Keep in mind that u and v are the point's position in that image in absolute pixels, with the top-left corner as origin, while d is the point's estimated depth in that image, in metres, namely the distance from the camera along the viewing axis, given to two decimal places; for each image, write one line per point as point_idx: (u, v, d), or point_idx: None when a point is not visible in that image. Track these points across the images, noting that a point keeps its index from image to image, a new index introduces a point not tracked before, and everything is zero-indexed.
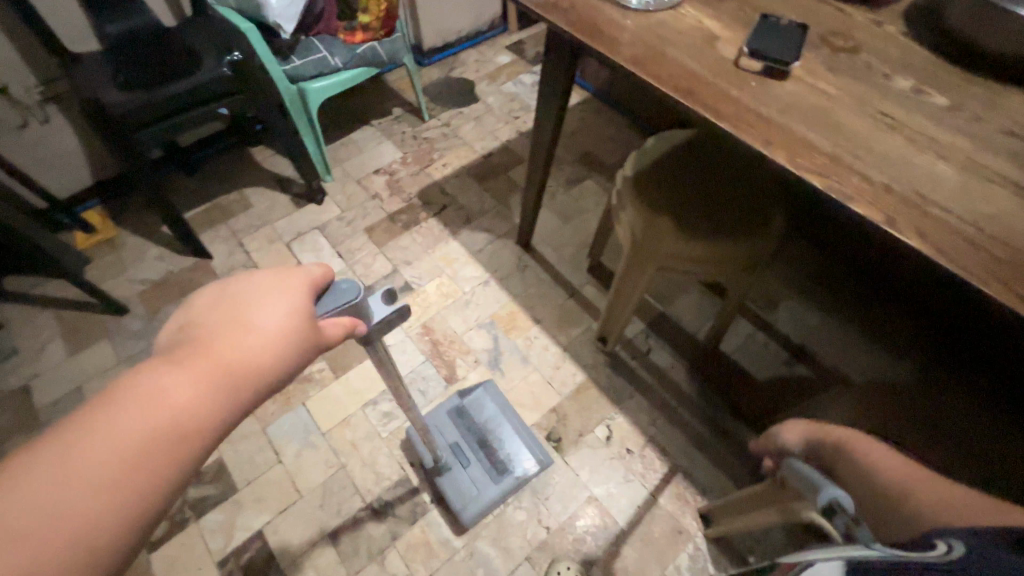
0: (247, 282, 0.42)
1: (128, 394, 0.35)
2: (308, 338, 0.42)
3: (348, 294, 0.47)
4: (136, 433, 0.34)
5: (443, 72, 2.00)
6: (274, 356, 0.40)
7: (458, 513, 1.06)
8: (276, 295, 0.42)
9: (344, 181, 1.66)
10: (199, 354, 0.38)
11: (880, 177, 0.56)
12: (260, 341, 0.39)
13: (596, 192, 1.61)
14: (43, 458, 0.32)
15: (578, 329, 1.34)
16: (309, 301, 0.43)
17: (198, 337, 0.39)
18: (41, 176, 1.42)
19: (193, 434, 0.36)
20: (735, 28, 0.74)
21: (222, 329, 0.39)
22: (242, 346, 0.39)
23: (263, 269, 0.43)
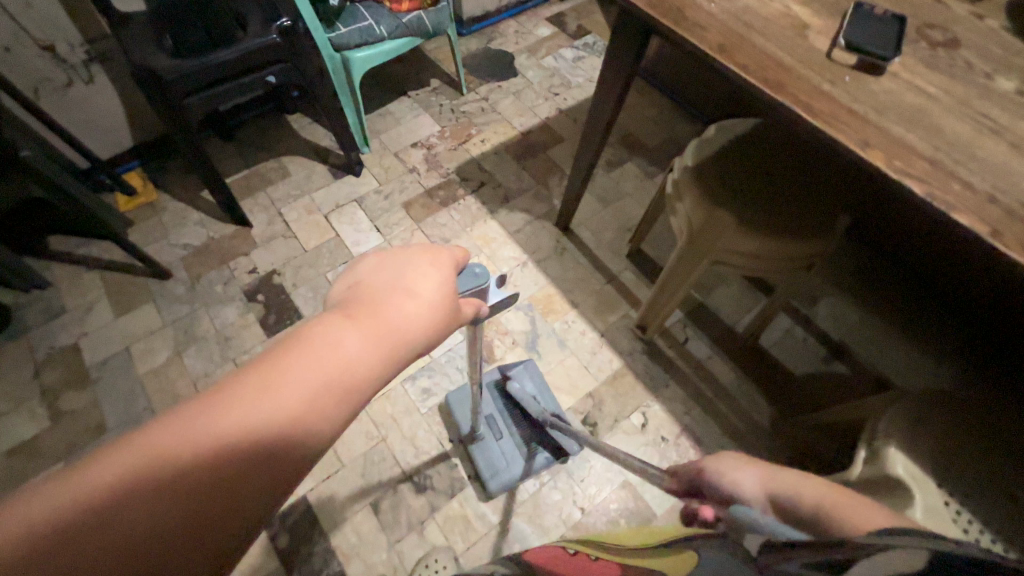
0: (405, 253, 0.43)
1: (303, 342, 0.35)
2: (452, 313, 0.42)
3: (480, 277, 0.50)
4: (312, 379, 0.33)
5: (482, 42, 1.94)
6: (428, 324, 0.40)
7: (485, 481, 1.09)
8: (430, 270, 0.43)
9: (382, 154, 1.65)
10: (368, 310, 0.38)
11: (983, 185, 0.54)
12: (420, 305, 0.40)
13: (637, 176, 1.58)
14: (237, 387, 0.32)
15: (616, 315, 1.34)
16: (454, 277, 0.44)
17: (368, 297, 0.39)
18: (84, 136, 1.42)
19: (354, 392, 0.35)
20: (827, 17, 0.70)
21: (389, 294, 0.40)
22: (406, 311, 0.39)
23: (420, 245, 0.44)
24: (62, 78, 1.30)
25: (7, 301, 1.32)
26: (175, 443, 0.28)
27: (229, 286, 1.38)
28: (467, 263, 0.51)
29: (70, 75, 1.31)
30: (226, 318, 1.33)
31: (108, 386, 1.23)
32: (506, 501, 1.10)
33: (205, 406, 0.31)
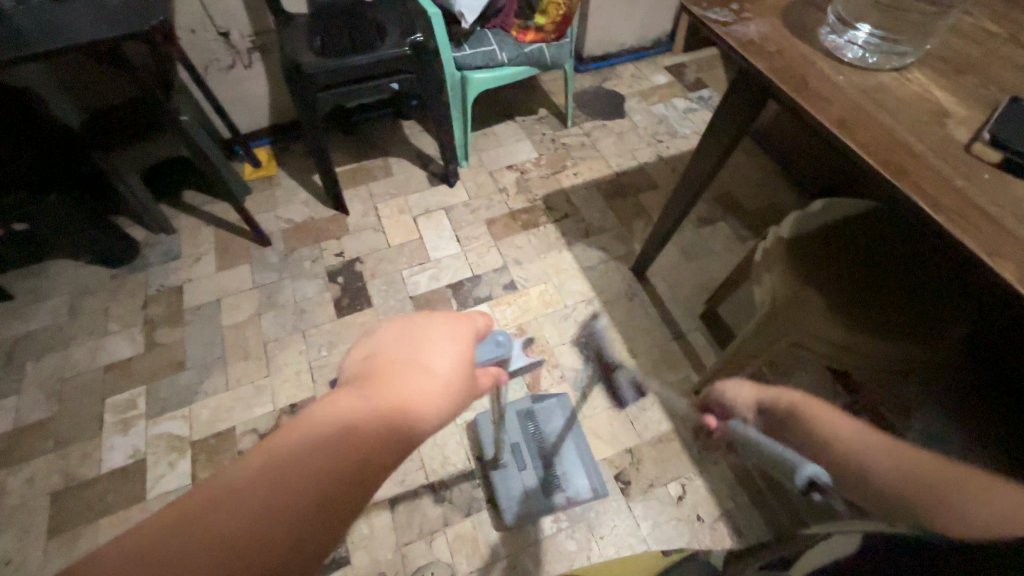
0: (425, 322, 0.46)
1: (321, 417, 0.37)
2: (466, 385, 0.44)
3: (502, 345, 0.53)
4: (327, 457, 0.35)
5: (596, 81, 1.99)
6: (441, 398, 0.42)
7: (502, 510, 1.08)
8: (447, 342, 0.45)
9: (478, 170, 1.72)
10: (381, 386, 0.40)
11: None
12: (433, 380, 0.42)
13: (727, 237, 1.51)
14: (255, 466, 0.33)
15: (674, 375, 1.27)
16: (471, 348, 0.46)
17: (383, 371, 0.41)
18: (232, 111, 1.63)
19: (368, 467, 0.36)
20: (974, 108, 0.64)
21: (405, 367, 0.42)
22: (419, 385, 0.41)
23: (440, 315, 0.47)
24: (228, 61, 1.52)
25: (140, 238, 1.53)
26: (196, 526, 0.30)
27: (315, 263, 1.50)
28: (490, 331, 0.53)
29: (235, 59, 1.52)
30: (306, 292, 1.44)
31: (197, 330, 1.37)
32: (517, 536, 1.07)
33: (226, 489, 0.32)
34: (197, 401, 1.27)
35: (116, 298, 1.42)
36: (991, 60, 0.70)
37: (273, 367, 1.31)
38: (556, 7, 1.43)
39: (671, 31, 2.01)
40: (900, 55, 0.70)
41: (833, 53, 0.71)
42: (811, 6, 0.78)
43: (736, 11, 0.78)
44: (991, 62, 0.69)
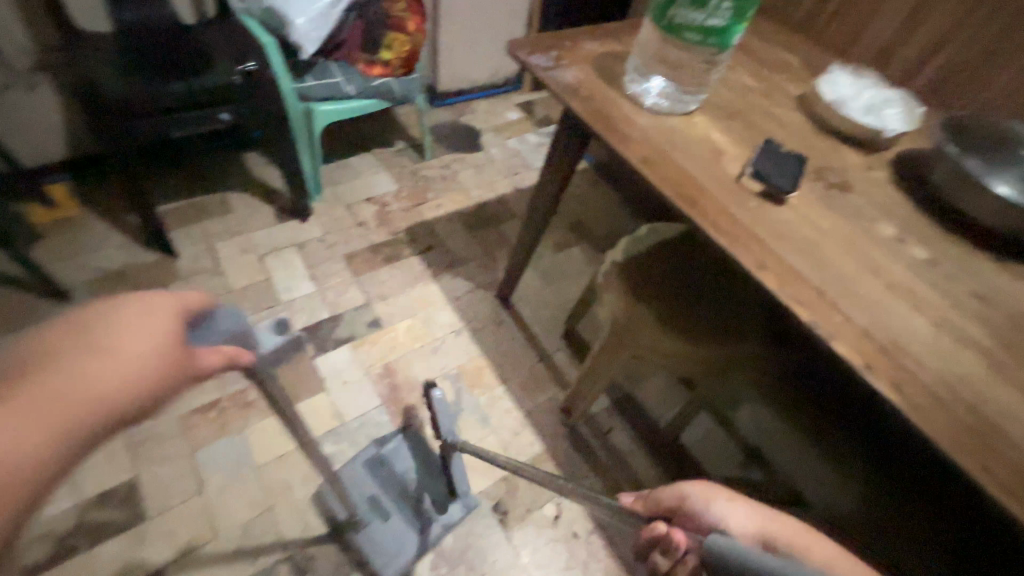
0: (115, 302, 0.38)
1: None
2: (176, 362, 0.39)
3: (232, 325, 0.50)
4: None
5: (452, 115, 2.04)
6: (132, 384, 0.36)
7: (377, 569, 1.00)
8: (144, 321, 0.38)
9: (334, 204, 1.64)
10: (37, 381, 0.33)
11: (862, 321, 0.58)
12: (118, 363, 0.36)
13: (581, 260, 1.63)
14: None
15: (543, 397, 1.31)
16: (179, 323, 0.40)
17: (39, 363, 0.34)
18: (10, 141, 1.34)
19: (27, 476, 0.32)
20: (741, 148, 0.77)
21: (74, 353, 0.35)
22: (96, 376, 0.35)
23: (143, 290, 0.39)
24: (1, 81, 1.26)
25: None
26: None
27: None
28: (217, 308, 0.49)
29: (11, 80, 1.26)
30: None
31: None
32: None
33: None
34: None
35: None
36: (751, 109, 0.86)
37: None
38: (402, 44, 1.46)
39: (519, 72, 2.16)
40: (686, 103, 0.83)
41: (635, 99, 0.81)
42: (616, 58, 0.89)
43: (555, 58, 0.86)
44: (751, 111, 0.86)
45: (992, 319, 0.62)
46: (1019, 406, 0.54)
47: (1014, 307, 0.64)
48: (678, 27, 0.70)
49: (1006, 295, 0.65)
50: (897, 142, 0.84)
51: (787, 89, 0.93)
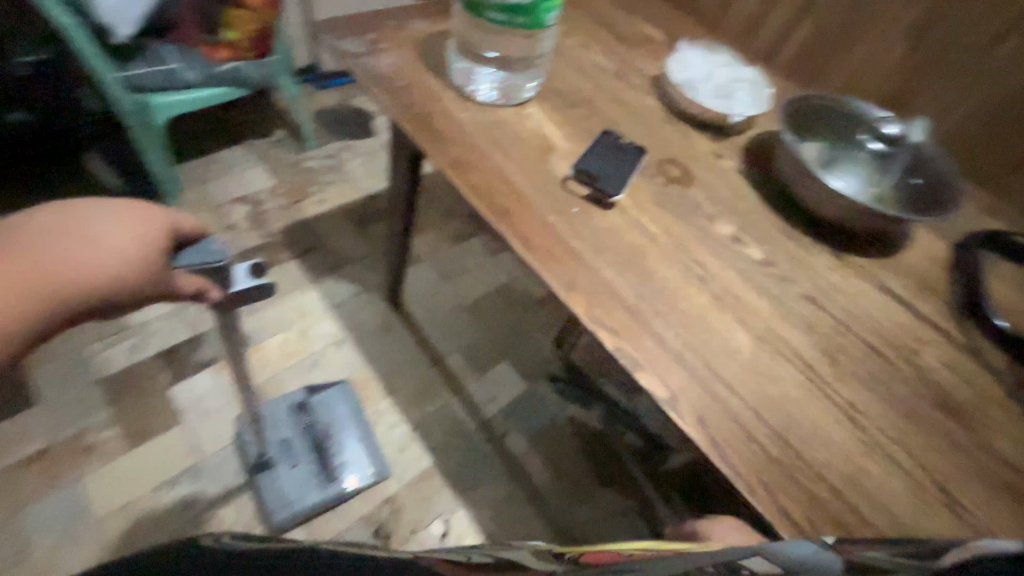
0: (96, 211, 0.40)
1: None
2: (138, 278, 0.40)
3: (217, 254, 0.45)
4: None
5: (343, 98, 1.85)
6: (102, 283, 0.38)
7: (272, 513, 1.01)
8: (121, 222, 0.40)
9: (197, 208, 1.45)
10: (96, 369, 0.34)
11: (675, 343, 0.52)
12: (84, 258, 0.38)
13: (481, 251, 1.54)
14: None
15: (434, 405, 1.24)
16: (151, 230, 0.41)
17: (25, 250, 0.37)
18: None
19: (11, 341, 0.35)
20: (576, 140, 0.69)
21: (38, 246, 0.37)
22: (64, 260, 0.37)
23: (112, 200, 0.40)
24: None
25: None
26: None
27: None
28: (202, 237, 0.46)
29: None
30: None
31: None
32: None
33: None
34: None
35: None
36: (597, 95, 0.78)
37: None
38: (248, 21, 1.25)
39: None
40: (521, 92, 0.74)
41: (462, 90, 0.71)
42: (448, 39, 0.78)
43: (371, 42, 0.74)
44: (598, 98, 0.77)
45: (820, 323, 0.58)
46: (833, 427, 0.50)
47: (845, 306, 0.61)
48: (481, 5, 0.60)
49: (839, 293, 0.62)
50: (750, 126, 0.79)
51: (641, 67, 0.85)
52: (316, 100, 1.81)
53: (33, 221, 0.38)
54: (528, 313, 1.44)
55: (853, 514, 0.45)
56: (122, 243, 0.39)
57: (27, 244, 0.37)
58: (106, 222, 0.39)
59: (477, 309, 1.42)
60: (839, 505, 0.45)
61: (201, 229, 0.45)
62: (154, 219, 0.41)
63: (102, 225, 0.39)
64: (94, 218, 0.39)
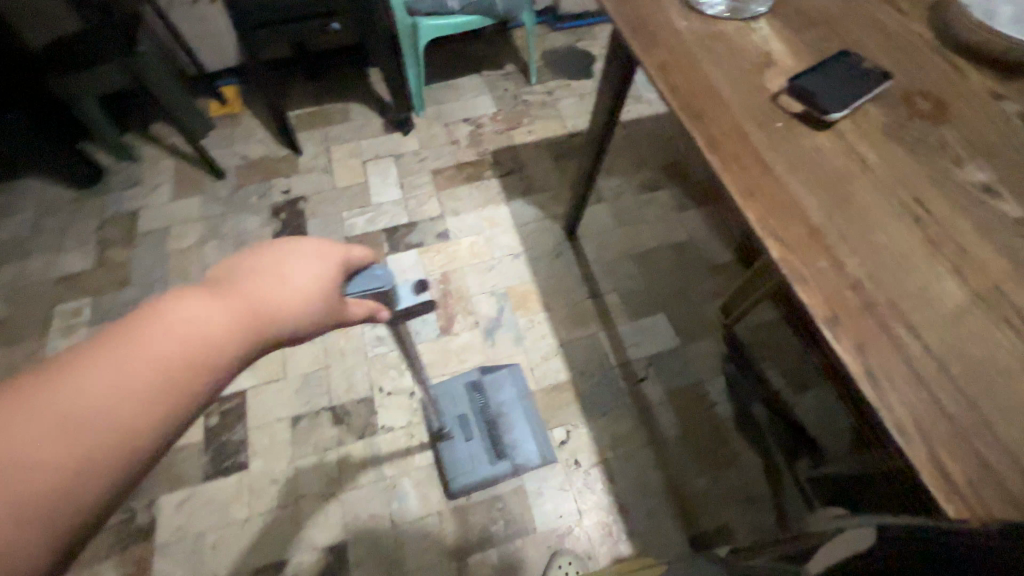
0: (278, 247, 0.41)
1: (156, 314, 0.33)
2: (319, 306, 0.41)
3: (379, 280, 0.50)
4: (170, 352, 0.32)
5: (570, 40, 1.93)
6: (298, 310, 0.39)
7: (450, 480, 1.10)
8: (305, 257, 0.42)
9: (433, 122, 1.73)
10: (231, 290, 0.37)
11: (857, 272, 0.47)
12: (284, 289, 0.39)
13: (667, 203, 1.51)
14: (153, 323, 0.33)
15: (583, 331, 1.30)
16: (328, 264, 0.43)
17: (229, 280, 0.38)
18: (198, 48, 1.68)
19: (187, 374, 0.33)
20: (802, 60, 0.64)
21: (247, 278, 0.38)
22: (271, 294, 0.38)
23: (298, 237, 0.42)
24: None
25: (106, 164, 1.63)
26: (173, 326, 0.33)
27: (262, 199, 1.56)
28: (372, 264, 0.50)
29: None
30: (249, 226, 1.51)
31: (143, 256, 1.46)
32: (397, 437, 1.17)
33: (132, 334, 0.32)
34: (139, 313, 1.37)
35: (76, 216, 1.54)
36: (847, 15, 0.69)
37: None
38: None
39: None
40: (752, 8, 0.70)
41: (689, 1, 0.71)
42: None
43: None
44: (847, 19, 0.68)
45: None
46: None
47: None
48: None
49: None
50: None
51: None
52: (547, 40, 1.94)
53: (243, 262, 0.40)
54: (700, 274, 1.38)
55: None
56: (311, 279, 0.41)
57: (246, 280, 0.38)
58: (308, 259, 0.41)
59: (647, 257, 1.42)
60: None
61: (365, 257, 0.49)
62: (336, 258, 0.44)
63: (294, 265, 0.40)
64: (291, 254, 0.41)
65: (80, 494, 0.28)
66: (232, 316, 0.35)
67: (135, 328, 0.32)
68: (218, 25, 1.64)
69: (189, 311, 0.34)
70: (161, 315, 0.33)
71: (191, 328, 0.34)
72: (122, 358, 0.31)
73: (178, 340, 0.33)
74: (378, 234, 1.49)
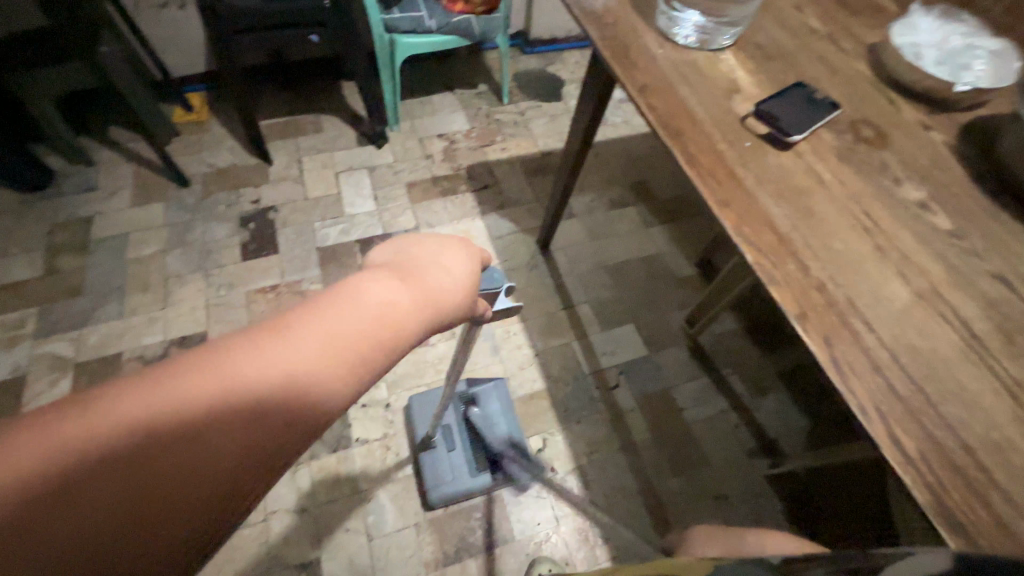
0: (440, 240, 0.43)
1: (353, 287, 0.34)
2: (471, 301, 0.42)
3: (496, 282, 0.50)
4: (371, 323, 0.33)
5: (541, 64, 2.02)
6: (459, 302, 0.40)
7: (427, 491, 1.08)
8: (463, 254, 0.43)
9: (407, 136, 1.75)
10: (411, 274, 0.38)
11: (820, 274, 0.53)
12: (451, 280, 0.40)
13: (635, 220, 1.58)
14: (354, 295, 0.34)
15: (557, 341, 1.34)
16: (478, 265, 0.44)
17: (407, 265, 0.39)
18: (164, 53, 1.64)
19: (380, 348, 0.33)
20: (764, 88, 0.71)
21: (422, 266, 0.39)
22: (441, 283, 0.39)
23: (456, 236, 0.44)
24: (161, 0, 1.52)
25: (58, 167, 1.55)
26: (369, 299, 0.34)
27: (230, 208, 1.52)
28: (489, 266, 0.50)
29: None
30: (216, 235, 1.47)
31: (98, 263, 1.39)
32: (373, 449, 1.15)
33: (334, 302, 0.33)
34: (91, 323, 1.29)
35: (22, 220, 1.44)
36: (801, 51, 0.77)
37: (169, 301, 1.34)
38: None
39: None
40: (719, 40, 0.77)
41: (663, 31, 0.77)
42: None
43: None
44: (801, 55, 0.77)
45: (1004, 302, 0.53)
46: (983, 393, 0.47)
47: None
48: None
49: None
50: (977, 103, 0.71)
51: (859, 33, 0.81)
52: (518, 63, 2.01)
53: (414, 252, 0.41)
54: (666, 287, 1.45)
55: (982, 472, 0.42)
56: (467, 274, 0.41)
57: (420, 269, 0.39)
58: (462, 259, 0.42)
59: (617, 271, 1.48)
60: (967, 459, 0.43)
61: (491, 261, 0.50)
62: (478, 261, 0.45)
63: (454, 259, 0.41)
64: (447, 249, 0.42)
65: (280, 452, 0.28)
66: (417, 298, 0.36)
67: (340, 298, 0.33)
68: (187, 31, 1.62)
69: (378, 289, 0.35)
70: (361, 289, 0.34)
71: (383, 303, 0.34)
72: (331, 322, 0.31)
73: (374, 317, 0.33)
74: (352, 245, 1.48)
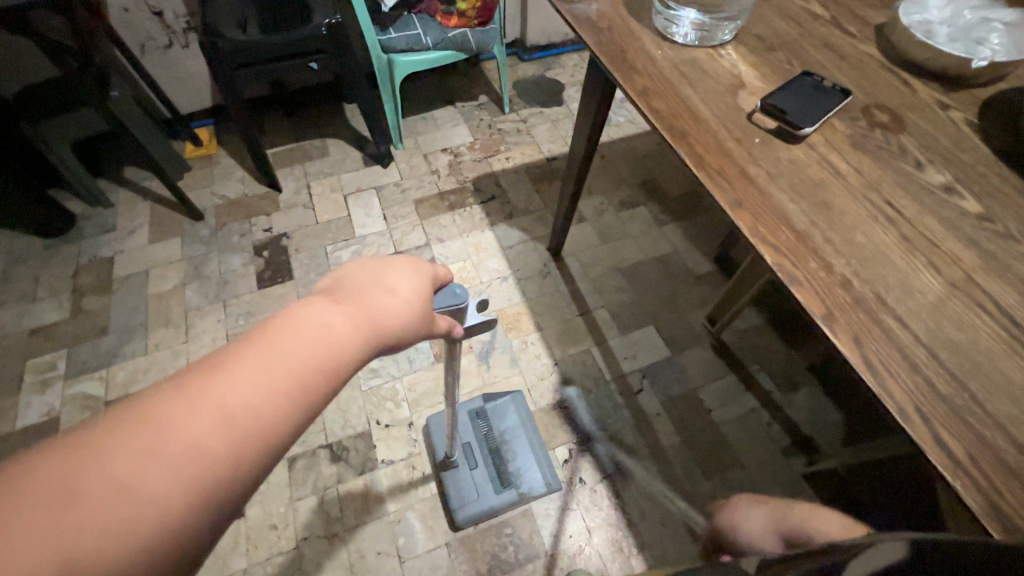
0: (384, 260, 0.42)
1: (285, 319, 0.33)
2: (422, 320, 0.41)
3: (458, 298, 0.49)
4: (305, 356, 0.31)
5: (539, 70, 2.02)
6: (406, 322, 0.39)
7: (454, 510, 1.08)
8: (407, 271, 0.42)
9: (412, 153, 1.76)
10: (351, 298, 0.37)
11: (845, 271, 0.51)
12: (394, 300, 0.38)
13: (646, 220, 1.56)
14: (286, 327, 0.32)
15: (576, 349, 1.32)
16: (427, 280, 0.43)
17: (346, 290, 0.38)
18: (171, 92, 1.68)
19: (319, 379, 0.31)
20: (770, 81, 0.69)
21: (361, 289, 0.38)
22: (383, 304, 0.38)
23: (400, 254, 0.43)
24: (165, 41, 1.56)
25: (78, 211, 1.59)
26: (303, 329, 0.33)
27: (244, 238, 1.55)
28: (450, 281, 0.49)
29: (171, 39, 1.56)
30: (232, 266, 1.49)
31: (121, 302, 1.42)
32: (398, 470, 1.15)
33: (264, 338, 0.31)
34: (118, 362, 1.32)
35: (47, 265, 1.49)
36: (805, 39, 0.75)
37: (191, 334, 1.37)
38: None
39: None
40: (719, 36, 0.75)
41: (660, 32, 0.76)
42: None
43: None
44: (805, 43, 0.75)
45: None
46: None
47: None
48: None
49: None
50: (996, 78, 0.68)
51: (865, 16, 0.78)
52: (517, 71, 2.01)
53: (355, 274, 0.40)
54: (683, 286, 1.43)
55: None
56: (414, 292, 0.40)
57: (361, 293, 0.38)
58: (408, 278, 0.41)
59: (632, 273, 1.46)
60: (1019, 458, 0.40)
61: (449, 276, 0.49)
62: (429, 277, 0.44)
63: (398, 278, 0.40)
64: (392, 268, 0.41)
65: (217, 507, 0.27)
66: (355, 324, 0.35)
67: (271, 332, 0.32)
68: (192, 69, 1.66)
69: (314, 318, 0.33)
70: (294, 319, 0.33)
71: (319, 332, 0.33)
72: (262, 358, 0.30)
73: (309, 349, 0.32)
74: None
